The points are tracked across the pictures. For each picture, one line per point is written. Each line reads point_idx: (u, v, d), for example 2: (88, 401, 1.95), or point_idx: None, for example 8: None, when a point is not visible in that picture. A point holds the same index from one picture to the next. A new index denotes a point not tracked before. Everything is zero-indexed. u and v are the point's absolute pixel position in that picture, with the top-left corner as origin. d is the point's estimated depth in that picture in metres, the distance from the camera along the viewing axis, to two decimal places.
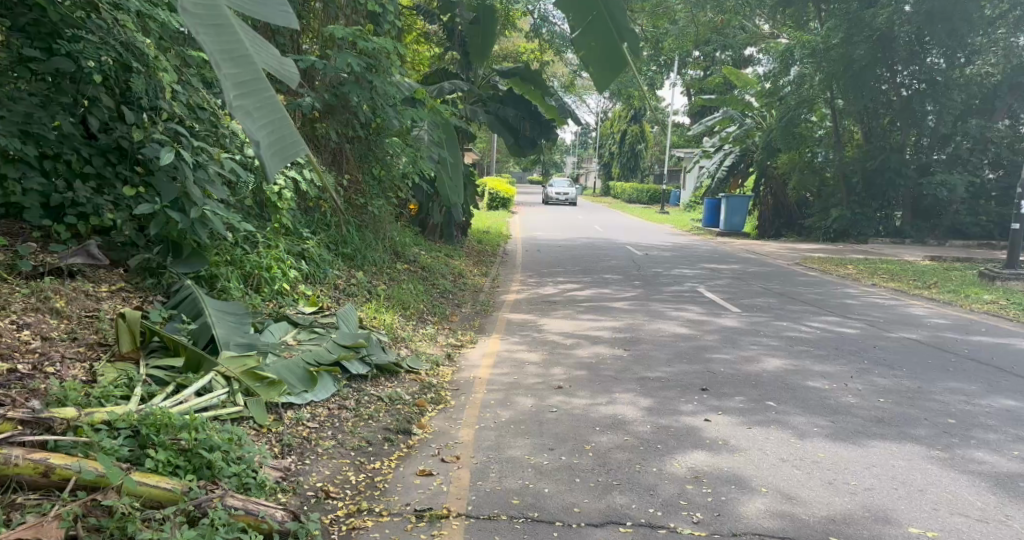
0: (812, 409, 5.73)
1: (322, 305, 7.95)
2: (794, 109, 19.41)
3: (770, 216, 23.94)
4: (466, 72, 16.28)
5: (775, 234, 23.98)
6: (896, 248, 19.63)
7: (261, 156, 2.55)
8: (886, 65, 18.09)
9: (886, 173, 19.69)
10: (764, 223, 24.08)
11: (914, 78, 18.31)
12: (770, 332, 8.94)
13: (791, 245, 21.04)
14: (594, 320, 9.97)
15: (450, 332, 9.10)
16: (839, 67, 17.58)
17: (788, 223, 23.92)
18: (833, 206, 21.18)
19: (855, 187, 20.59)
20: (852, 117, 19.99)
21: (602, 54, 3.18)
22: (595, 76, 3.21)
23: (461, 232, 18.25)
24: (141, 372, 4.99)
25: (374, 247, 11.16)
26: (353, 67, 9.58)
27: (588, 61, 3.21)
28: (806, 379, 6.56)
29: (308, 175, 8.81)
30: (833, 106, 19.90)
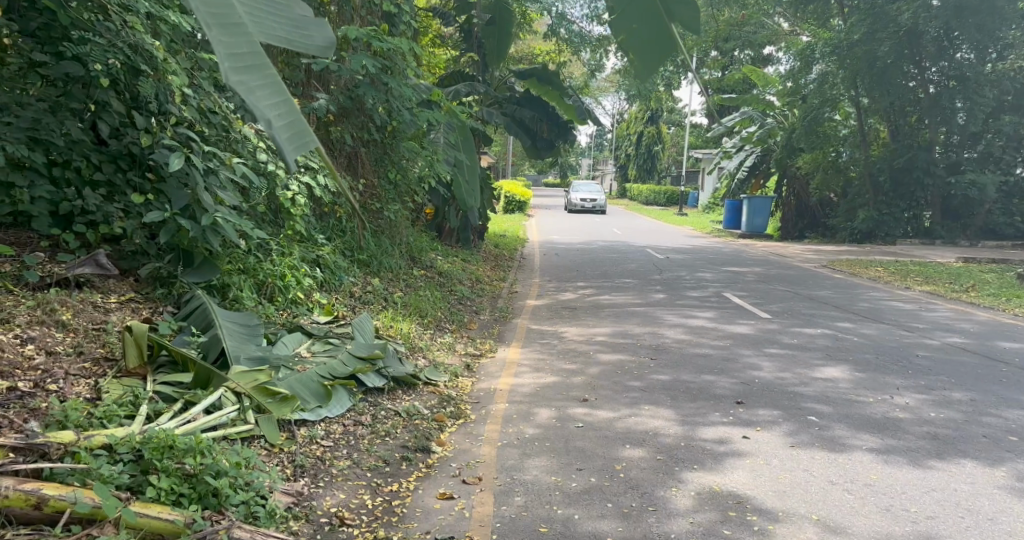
0: (857, 425, 5.43)
1: (337, 314, 7.72)
2: (817, 108, 19.08)
3: (793, 217, 23.55)
4: (482, 74, 16.08)
5: (799, 235, 23.58)
6: (926, 250, 19.17)
7: (275, 145, 2.27)
8: (913, 61, 17.76)
9: (915, 172, 19.26)
10: (786, 224, 23.70)
11: (944, 75, 17.91)
12: (802, 339, 8.62)
13: (815, 247, 20.66)
14: (618, 328, 9.69)
15: (469, 341, 8.85)
16: (865, 62, 17.34)
17: (811, 224, 23.54)
18: (859, 206, 20.73)
19: (882, 186, 20.21)
20: (878, 114, 19.63)
21: (644, 41, 2.89)
22: (637, 64, 2.93)
23: (478, 236, 18.02)
24: (147, 389, 4.75)
25: (390, 253, 10.90)
26: (368, 68, 9.39)
27: (628, 48, 2.92)
28: (847, 391, 6.26)
29: (322, 181, 8.59)
30: (858, 104, 19.54)
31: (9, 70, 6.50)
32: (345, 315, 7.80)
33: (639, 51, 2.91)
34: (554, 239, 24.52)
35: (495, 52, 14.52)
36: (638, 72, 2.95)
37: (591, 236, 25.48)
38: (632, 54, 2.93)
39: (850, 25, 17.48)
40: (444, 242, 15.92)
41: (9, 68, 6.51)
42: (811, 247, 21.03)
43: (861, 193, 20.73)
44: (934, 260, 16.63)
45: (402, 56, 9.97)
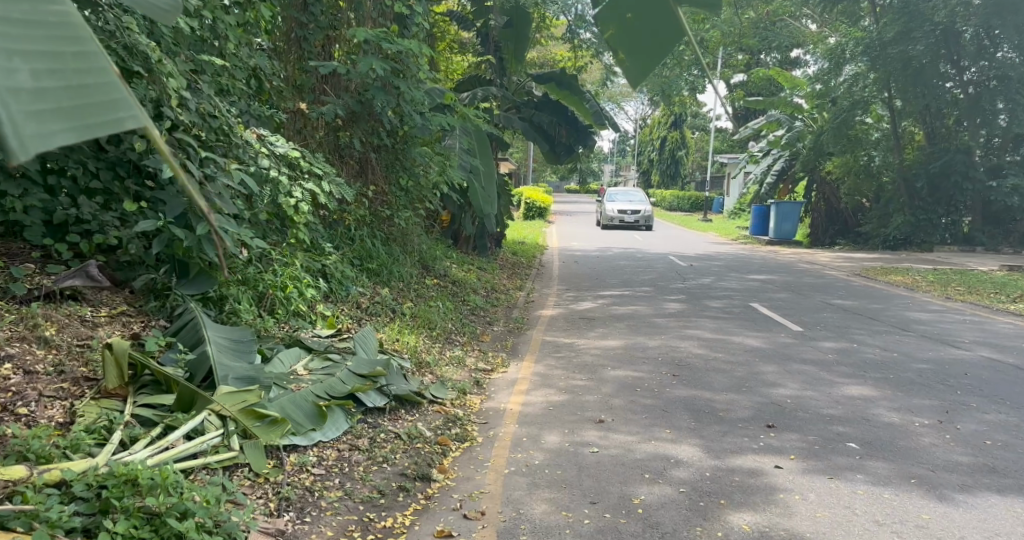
0: (901, 454, 4.99)
1: (342, 327, 7.36)
2: (848, 111, 18.90)
3: (824, 223, 23.17)
4: (500, 78, 15.68)
5: (830, 241, 23.15)
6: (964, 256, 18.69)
7: (26, 115, 1.30)
8: (950, 61, 17.27)
9: (953, 176, 19.00)
10: (817, 231, 23.32)
11: (984, 74, 17.26)
12: (834, 355, 8.17)
13: (846, 254, 20.15)
14: (639, 341, 9.27)
15: (480, 354, 8.48)
16: (897, 62, 17.08)
17: (843, 231, 23.18)
18: (894, 212, 20.47)
19: (919, 190, 20.00)
20: (913, 115, 19.27)
21: (642, 43, 2.16)
22: (629, 67, 2.21)
23: (496, 244, 17.71)
24: (125, 412, 4.40)
25: (402, 262, 10.56)
26: (378, 71, 9.02)
27: (619, 44, 2.19)
28: (887, 414, 5.81)
29: (329, 188, 8.22)
30: (891, 106, 19.14)
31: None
32: (350, 327, 7.49)
33: (634, 51, 2.18)
34: (573, 245, 24.20)
35: (511, 55, 14.35)
36: (629, 76, 2.23)
37: (613, 242, 25.11)
38: (622, 54, 2.21)
39: (882, 25, 17.16)
40: (460, 249, 15.57)
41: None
42: (839, 254, 20.53)
43: (894, 194, 20.48)
44: (973, 269, 15.93)
45: (416, 59, 9.65)
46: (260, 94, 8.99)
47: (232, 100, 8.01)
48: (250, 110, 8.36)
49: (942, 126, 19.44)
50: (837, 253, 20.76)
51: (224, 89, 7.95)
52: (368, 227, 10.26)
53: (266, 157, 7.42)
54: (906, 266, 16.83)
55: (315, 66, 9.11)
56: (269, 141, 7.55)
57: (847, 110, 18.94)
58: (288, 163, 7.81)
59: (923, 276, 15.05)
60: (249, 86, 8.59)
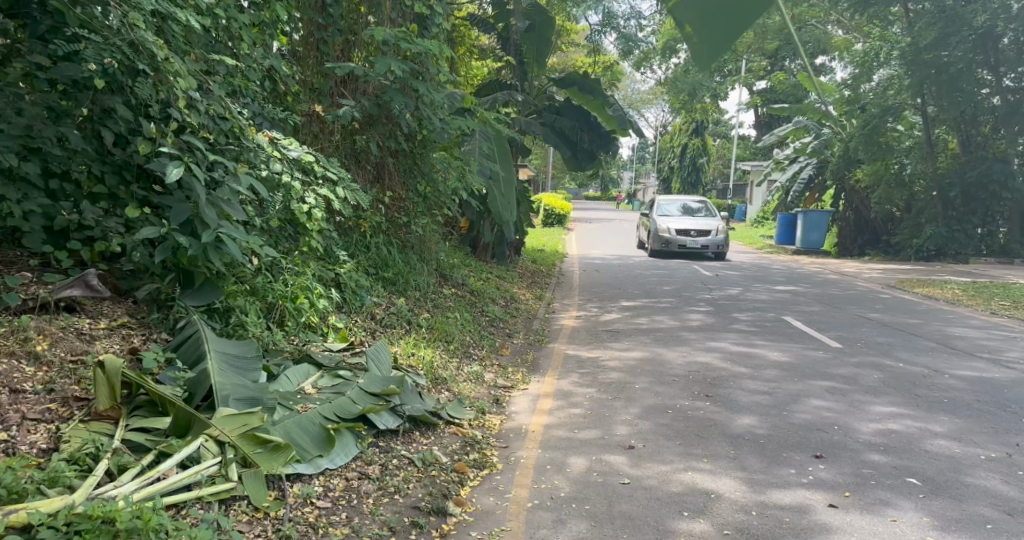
0: (958, 496, 4.73)
1: (354, 341, 6.89)
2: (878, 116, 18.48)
3: (853, 233, 22.80)
4: (522, 83, 15.28)
5: (859, 251, 22.80)
6: (1001, 268, 18.46)
7: None
8: (989, 67, 16.88)
9: (991, 186, 18.82)
10: (845, 241, 23.00)
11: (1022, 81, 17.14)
12: (873, 378, 7.83)
13: (875, 266, 19.70)
14: (667, 357, 8.93)
15: (500, 370, 8.06)
16: (932, 69, 16.61)
17: (872, 241, 22.70)
18: (925, 221, 20.01)
19: (953, 200, 19.59)
20: (948, 122, 18.95)
21: (714, 23, 2.00)
22: (698, 46, 2.03)
23: (514, 251, 17.36)
24: (115, 438, 4.06)
25: (419, 270, 10.14)
26: (396, 72, 8.71)
27: (688, 21, 2.02)
28: (934, 450, 5.55)
29: (346, 193, 7.75)
30: (925, 112, 18.69)
31: (9, 73, 5.73)
32: (366, 340, 7.15)
33: (705, 28, 2.01)
34: (593, 252, 23.82)
35: (536, 59, 14.51)
36: (697, 57, 2.05)
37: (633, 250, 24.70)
38: (690, 28, 2.03)
39: (919, 29, 16.74)
40: (478, 257, 15.23)
41: (8, 68, 5.74)
42: (871, 265, 20.14)
43: (927, 204, 20.01)
44: (1010, 281, 15.77)
45: (438, 60, 9.29)
46: (274, 96, 8.62)
47: (245, 102, 7.62)
48: (264, 112, 7.97)
49: (977, 135, 19.07)
50: (867, 264, 20.34)
51: (236, 90, 7.57)
52: (385, 235, 9.89)
53: (279, 161, 7.01)
54: (944, 278, 16.44)
55: (331, 68, 8.73)
56: (283, 144, 7.14)
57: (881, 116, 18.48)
58: (302, 168, 7.38)
59: (959, 291, 14.69)
60: (264, 87, 8.22)
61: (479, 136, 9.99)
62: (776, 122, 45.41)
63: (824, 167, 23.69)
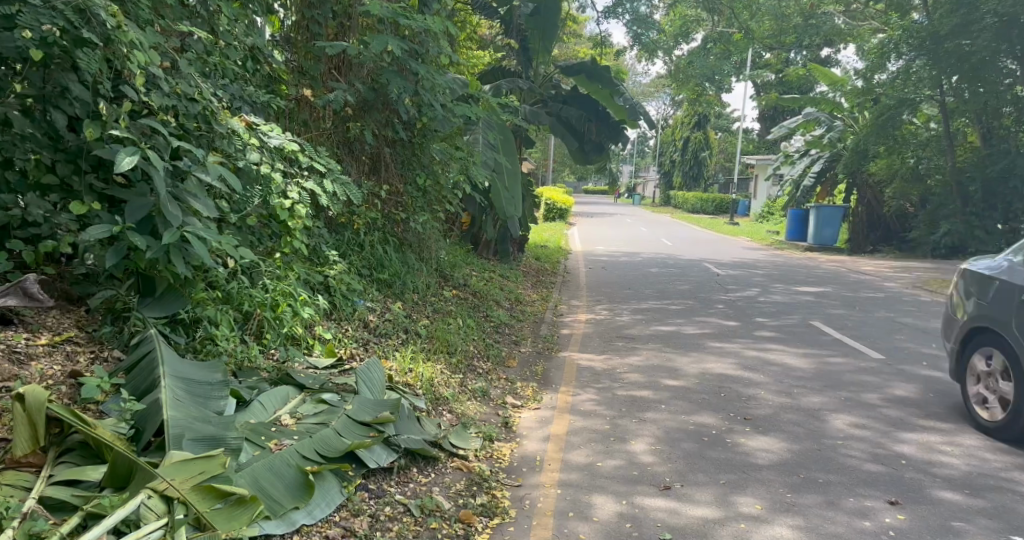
0: None
1: (343, 356, 6.04)
2: (893, 108, 18.32)
3: (866, 228, 22.31)
4: (526, 69, 14.37)
5: (872, 248, 22.26)
6: None
7: None
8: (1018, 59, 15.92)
9: (1013, 181, 18.13)
10: (858, 236, 22.48)
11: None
12: (926, 395, 7.00)
13: (897, 265, 19.37)
14: (690, 366, 8.10)
15: (507, 385, 7.25)
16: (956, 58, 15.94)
17: (886, 237, 22.25)
18: (942, 218, 19.52)
19: (972, 196, 19.10)
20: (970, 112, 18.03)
21: None
22: None
23: (518, 249, 16.50)
24: (30, 499, 3.23)
25: (417, 271, 9.28)
26: (394, 51, 7.82)
27: None
28: (1016, 500, 4.92)
29: (337, 185, 6.88)
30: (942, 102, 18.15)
31: None
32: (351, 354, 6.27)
33: None
34: (598, 249, 22.99)
35: (541, 45, 13.71)
36: None
37: (639, 247, 23.89)
38: None
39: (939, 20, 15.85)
40: (480, 254, 14.41)
41: None
42: (890, 266, 19.46)
43: (946, 199, 19.57)
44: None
45: (439, 40, 8.52)
46: (259, 79, 7.64)
47: (221, 84, 6.66)
48: (247, 96, 7.02)
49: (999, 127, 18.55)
50: (884, 264, 19.66)
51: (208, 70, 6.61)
52: (381, 234, 8.95)
53: (256, 151, 6.11)
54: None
55: (321, 46, 7.81)
56: (263, 131, 6.25)
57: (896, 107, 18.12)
58: (283, 158, 6.47)
59: None
60: (245, 68, 7.27)
61: (484, 125, 9.72)
62: (781, 114, 44.55)
63: (837, 160, 22.86)
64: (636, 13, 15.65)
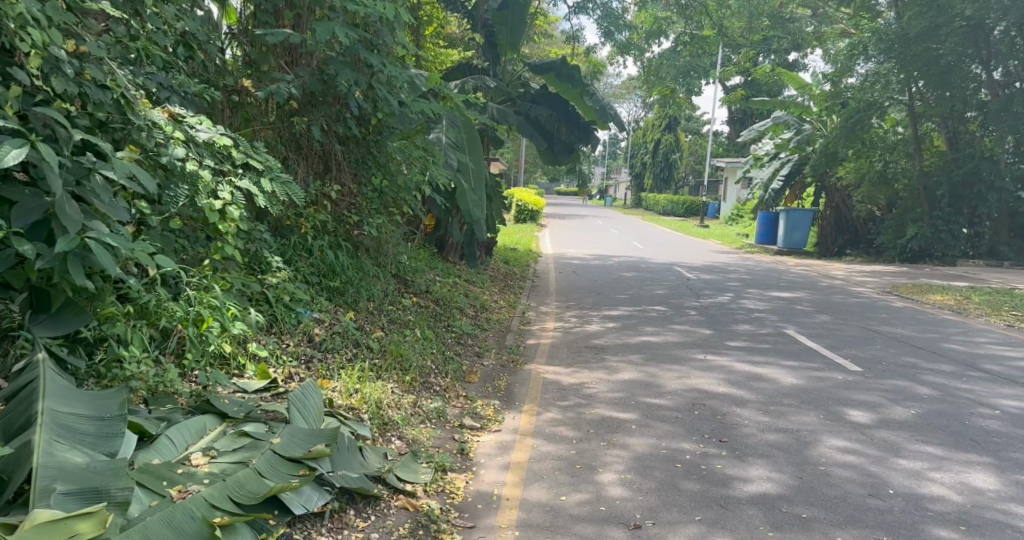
0: None
1: (279, 378, 5.37)
2: (863, 110, 18.49)
3: (833, 231, 22.05)
4: (493, 66, 13.79)
5: (839, 251, 22.01)
6: (993, 273, 17.94)
7: None
8: (983, 63, 17.23)
9: (977, 185, 18.57)
10: (825, 239, 22.20)
11: (1011, 77, 17.35)
12: (912, 416, 6.56)
13: (868, 269, 19.16)
14: (664, 380, 7.60)
15: (466, 405, 6.64)
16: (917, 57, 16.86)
17: (854, 241, 21.98)
18: (911, 220, 19.60)
19: (939, 199, 19.29)
20: (936, 119, 18.78)
21: None
22: None
23: (486, 252, 15.92)
24: None
25: (373, 278, 8.63)
26: (342, 38, 7.18)
27: None
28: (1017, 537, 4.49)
29: (280, 186, 6.21)
30: (911, 107, 18.74)
31: None
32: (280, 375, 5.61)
33: None
34: (569, 252, 22.50)
35: (508, 41, 13.00)
36: None
37: (611, 249, 23.45)
38: None
39: (908, 19, 16.94)
40: (446, 257, 13.87)
41: None
42: (860, 270, 19.22)
43: (915, 203, 19.84)
44: (1008, 288, 16.13)
45: (396, 30, 7.98)
46: (193, 67, 6.94)
47: (146, 72, 6.01)
48: (178, 87, 6.36)
49: (966, 132, 18.91)
50: (855, 268, 19.41)
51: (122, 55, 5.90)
52: (332, 239, 8.24)
53: (181, 146, 5.45)
54: (942, 287, 16.20)
55: (262, 33, 7.15)
56: (190, 123, 5.58)
57: (863, 111, 18.47)
58: (214, 155, 5.80)
59: (962, 300, 14.60)
60: (175, 56, 6.60)
61: (447, 121, 9.16)
62: (750, 117, 44.64)
63: (806, 164, 22.65)
64: (607, 9, 15.14)
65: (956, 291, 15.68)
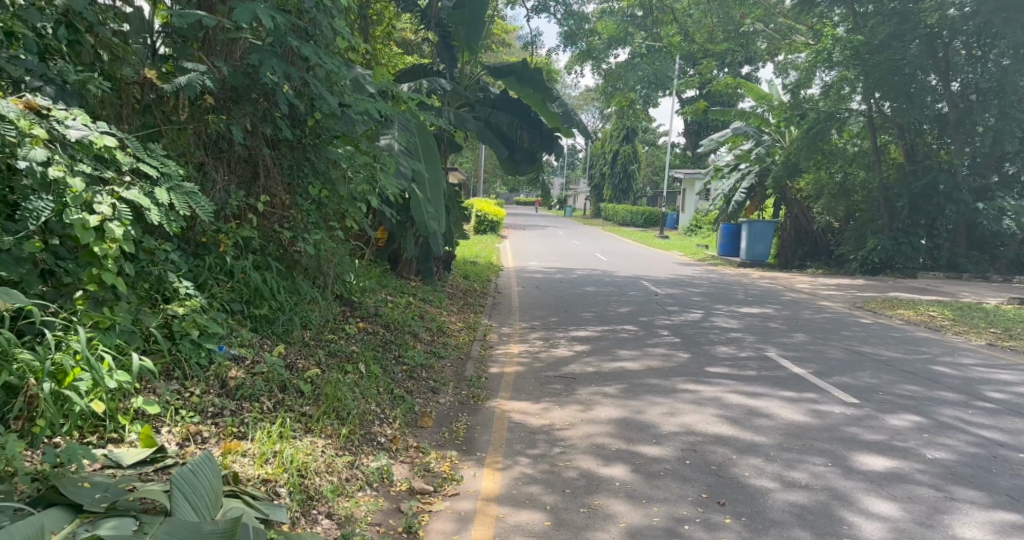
0: None
1: (174, 450, 4.21)
2: (822, 121, 18.08)
3: (793, 243, 21.39)
4: (450, 69, 12.61)
5: (800, 263, 21.38)
6: (955, 285, 17.45)
7: None
8: (940, 73, 16.85)
9: (936, 197, 18.10)
10: (785, 251, 21.48)
11: (967, 89, 17.15)
12: (935, 463, 5.62)
13: (830, 282, 18.49)
14: (647, 420, 6.52)
15: (419, 461, 5.49)
16: (886, 67, 16.09)
17: (813, 253, 21.42)
18: (872, 233, 19.29)
19: (899, 212, 18.87)
20: (892, 128, 18.46)
21: None
22: None
23: (445, 267, 14.80)
24: None
25: (310, 303, 7.42)
26: (266, 21, 6.03)
27: None
28: None
29: (181, 194, 5.02)
30: (869, 117, 18.31)
31: None
32: (170, 440, 4.42)
33: None
34: (530, 265, 21.51)
35: (466, 44, 12.01)
36: None
37: (574, 262, 22.47)
38: None
39: (869, 27, 16.25)
40: (400, 274, 12.73)
41: None
42: (825, 282, 18.52)
43: (874, 215, 19.30)
44: (976, 302, 15.52)
45: (334, 17, 6.98)
46: (81, 55, 5.69)
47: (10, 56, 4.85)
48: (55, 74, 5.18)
49: (922, 143, 18.48)
50: (819, 281, 18.71)
51: None
52: (257, 257, 7.02)
53: (43, 146, 4.29)
54: (912, 301, 15.52)
55: (170, 15, 5.96)
56: (57, 118, 4.39)
57: (824, 120, 18.01)
58: (93, 158, 4.63)
59: (936, 316, 13.93)
60: (57, 39, 5.45)
61: (399, 124, 8.25)
62: (706, 128, 44.29)
63: (767, 175, 21.93)
64: (566, 8, 14.11)
65: (928, 305, 14.98)
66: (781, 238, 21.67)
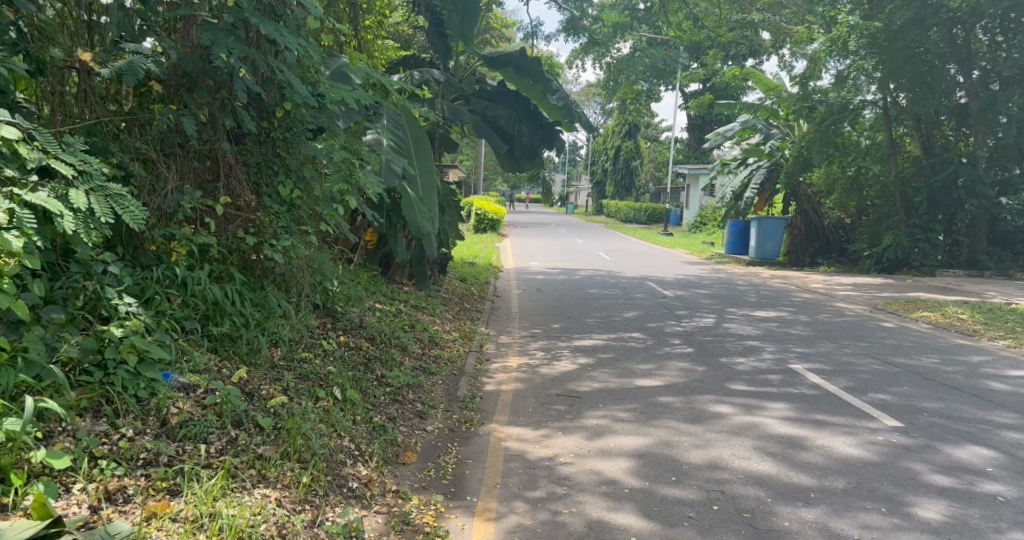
0: None
1: (81, 524, 3.61)
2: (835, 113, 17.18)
3: (804, 240, 20.51)
4: (443, 59, 11.58)
5: (811, 260, 20.45)
6: (977, 284, 16.49)
7: None
8: (959, 62, 15.88)
9: (956, 191, 17.18)
10: (796, 248, 20.58)
11: (988, 77, 16.09)
12: (1005, 509, 4.81)
13: (843, 281, 17.56)
14: (665, 452, 5.68)
15: (396, 513, 4.63)
16: (905, 55, 15.12)
17: (825, 249, 20.50)
18: (886, 229, 18.18)
19: (916, 207, 17.91)
20: (909, 119, 17.53)
21: None
22: None
23: (440, 270, 13.92)
24: None
25: (281, 317, 6.51)
26: None
27: None
28: None
29: (101, 193, 4.34)
30: (884, 108, 17.42)
31: None
32: (80, 502, 3.78)
33: None
34: (531, 265, 20.62)
35: (459, 31, 11.06)
36: None
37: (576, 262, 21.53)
38: None
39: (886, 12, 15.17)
40: (391, 279, 11.85)
41: None
42: (838, 282, 17.59)
43: (888, 210, 18.32)
44: (1003, 303, 14.59)
45: None
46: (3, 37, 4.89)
47: None
48: None
49: (940, 134, 17.58)
50: (832, 280, 17.77)
51: None
52: (218, 267, 6.12)
53: None
54: (936, 302, 14.57)
55: None
56: None
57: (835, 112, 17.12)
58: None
59: (964, 319, 13.01)
60: None
61: (387, 118, 7.52)
62: (710, 122, 43.34)
63: (777, 170, 20.99)
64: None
65: (953, 307, 14.06)
66: (791, 235, 20.68)
